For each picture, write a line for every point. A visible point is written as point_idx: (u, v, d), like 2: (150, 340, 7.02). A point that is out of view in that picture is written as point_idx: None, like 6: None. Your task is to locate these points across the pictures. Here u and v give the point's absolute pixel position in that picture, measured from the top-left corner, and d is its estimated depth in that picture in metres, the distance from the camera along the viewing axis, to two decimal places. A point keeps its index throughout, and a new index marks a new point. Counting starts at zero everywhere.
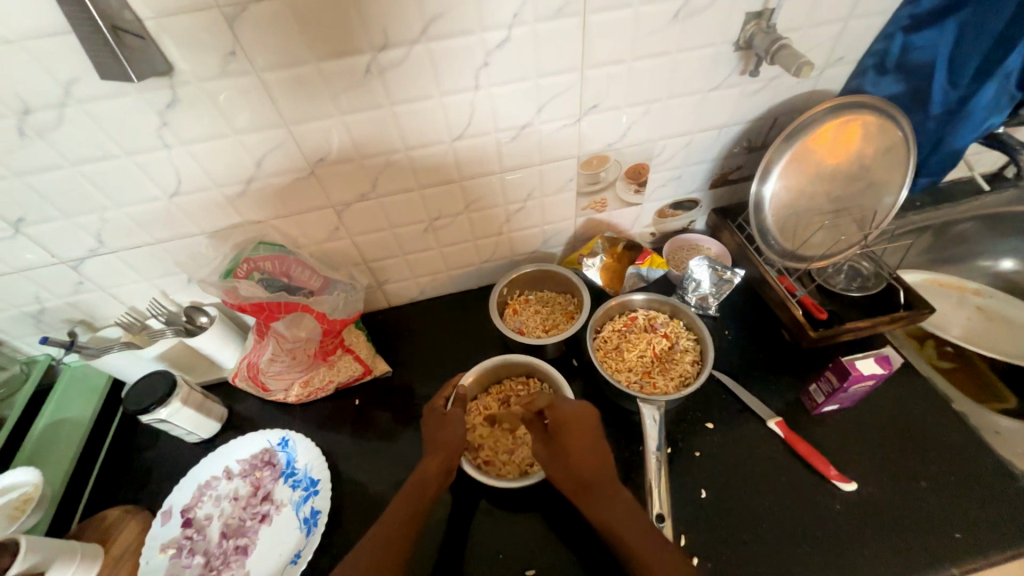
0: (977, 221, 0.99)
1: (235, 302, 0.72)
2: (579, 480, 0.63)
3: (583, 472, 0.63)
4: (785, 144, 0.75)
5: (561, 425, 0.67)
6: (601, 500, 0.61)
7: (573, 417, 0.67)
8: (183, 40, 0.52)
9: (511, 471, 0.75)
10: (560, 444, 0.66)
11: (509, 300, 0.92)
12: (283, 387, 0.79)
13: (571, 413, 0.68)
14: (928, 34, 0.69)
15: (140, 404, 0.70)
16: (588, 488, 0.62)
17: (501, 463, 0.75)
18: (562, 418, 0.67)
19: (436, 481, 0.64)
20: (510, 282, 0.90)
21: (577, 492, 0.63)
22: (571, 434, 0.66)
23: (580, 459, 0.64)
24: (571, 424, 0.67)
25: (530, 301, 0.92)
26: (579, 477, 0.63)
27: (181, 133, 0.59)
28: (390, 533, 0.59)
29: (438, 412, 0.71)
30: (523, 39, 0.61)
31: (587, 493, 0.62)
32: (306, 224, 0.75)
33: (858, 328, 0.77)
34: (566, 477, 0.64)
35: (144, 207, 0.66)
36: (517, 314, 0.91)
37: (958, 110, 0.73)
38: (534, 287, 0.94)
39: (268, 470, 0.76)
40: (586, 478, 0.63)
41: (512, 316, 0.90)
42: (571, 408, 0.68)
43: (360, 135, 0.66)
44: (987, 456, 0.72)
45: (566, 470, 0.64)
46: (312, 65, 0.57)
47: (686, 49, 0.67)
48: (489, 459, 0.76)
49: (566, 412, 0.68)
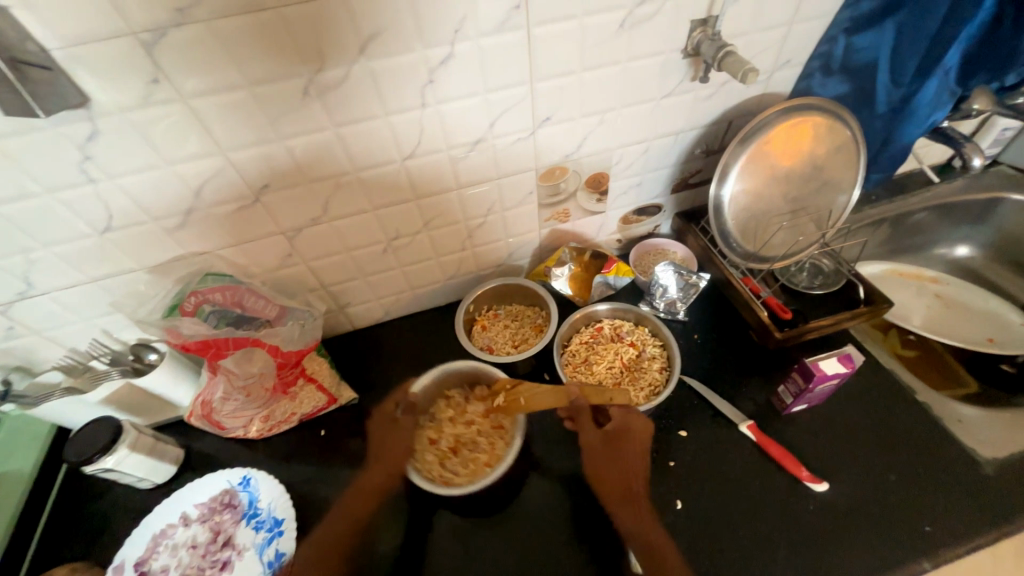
0: (931, 212, 1.02)
1: (179, 341, 0.69)
2: (623, 489, 0.68)
3: (630, 482, 0.68)
4: (740, 147, 0.76)
5: (624, 432, 0.70)
6: (638, 513, 0.66)
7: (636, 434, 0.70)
8: (100, 68, 0.48)
9: (454, 477, 0.73)
10: (620, 449, 0.70)
11: (478, 316, 0.91)
12: (241, 425, 0.76)
13: (636, 429, 0.70)
14: (869, 35, 0.71)
15: (83, 456, 0.66)
16: (629, 496, 0.67)
17: (447, 470, 0.73)
18: (626, 426, 0.70)
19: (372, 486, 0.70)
20: (477, 298, 0.89)
21: (616, 496, 0.68)
22: (633, 446, 0.70)
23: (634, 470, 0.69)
24: (634, 435, 0.70)
25: (499, 316, 0.91)
26: (624, 486, 0.68)
27: (107, 167, 0.56)
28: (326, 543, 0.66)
29: (388, 418, 0.76)
30: (468, 54, 0.59)
31: (628, 501, 0.67)
32: (256, 252, 0.72)
33: (821, 326, 0.77)
34: (612, 481, 0.68)
35: (73, 245, 0.62)
36: (486, 330, 0.89)
37: (902, 108, 0.74)
38: (503, 301, 0.93)
39: (228, 514, 0.72)
40: (629, 488, 0.68)
41: (481, 332, 0.89)
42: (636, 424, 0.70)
43: (304, 159, 0.63)
44: (952, 445, 0.73)
45: (615, 478, 0.69)
46: (245, 90, 0.54)
47: (635, 58, 0.67)
48: (443, 462, 0.75)
49: (632, 426, 0.70)
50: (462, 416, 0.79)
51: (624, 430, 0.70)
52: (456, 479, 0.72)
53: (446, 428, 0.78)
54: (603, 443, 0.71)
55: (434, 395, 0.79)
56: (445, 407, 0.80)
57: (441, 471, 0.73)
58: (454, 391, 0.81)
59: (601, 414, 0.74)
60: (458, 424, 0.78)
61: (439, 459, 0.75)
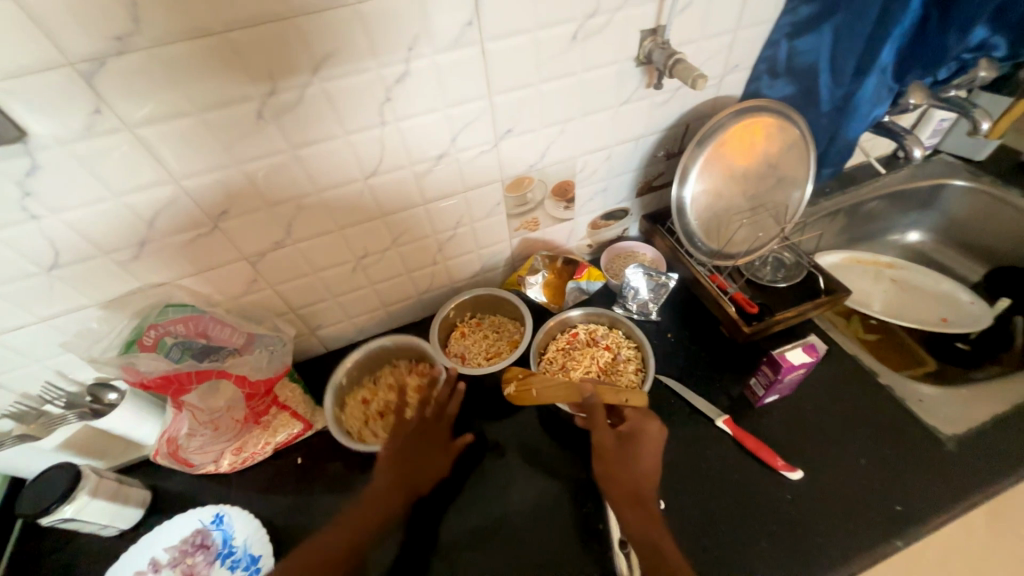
0: (882, 201, 1.07)
1: (137, 378, 0.66)
2: (634, 491, 0.63)
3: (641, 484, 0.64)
4: (698, 149, 0.78)
5: (637, 434, 0.67)
6: (647, 516, 0.61)
7: (651, 438, 0.67)
8: (37, 101, 0.47)
9: (368, 437, 0.77)
10: (632, 450, 0.66)
11: (459, 323, 0.91)
12: (211, 459, 0.73)
13: (652, 433, 0.67)
14: (808, 39, 0.75)
15: (39, 506, 0.62)
16: (640, 498, 0.63)
17: (368, 430, 0.78)
18: (645, 429, 0.67)
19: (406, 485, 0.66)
20: (459, 306, 0.90)
21: (624, 496, 0.63)
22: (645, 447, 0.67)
23: (646, 471, 0.65)
24: (648, 437, 0.67)
25: (481, 325, 0.91)
26: (635, 487, 0.64)
27: (50, 202, 0.53)
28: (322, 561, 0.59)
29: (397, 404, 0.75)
30: (424, 71, 0.60)
31: (638, 502, 0.63)
32: (218, 280, 0.70)
33: (786, 318, 0.80)
34: (621, 478, 0.65)
35: (17, 285, 0.58)
36: (464, 338, 0.89)
37: (846, 105, 0.77)
38: (487, 311, 0.93)
39: (201, 555, 0.69)
40: (640, 490, 0.64)
41: (458, 339, 0.89)
42: (653, 432, 0.67)
43: (262, 182, 0.62)
44: (915, 424, 0.76)
45: (625, 479, 0.64)
46: (194, 117, 0.53)
47: (590, 69, 0.68)
48: (367, 422, 0.79)
49: (649, 427, 0.68)
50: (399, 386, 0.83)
51: (640, 432, 0.67)
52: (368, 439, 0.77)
53: (382, 393, 0.82)
54: (615, 442, 0.67)
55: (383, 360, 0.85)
56: (391, 374, 0.85)
57: (360, 429, 0.78)
58: (399, 360, 0.86)
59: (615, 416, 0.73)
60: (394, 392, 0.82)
61: (365, 418, 0.80)
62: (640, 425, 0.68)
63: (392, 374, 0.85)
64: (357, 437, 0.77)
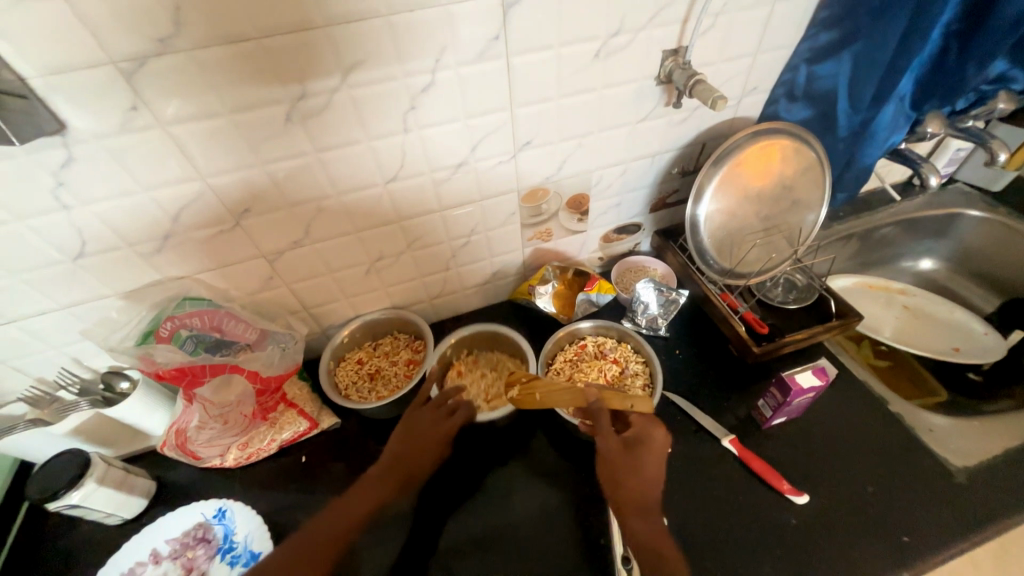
0: (895, 227, 1.06)
1: (153, 369, 0.68)
2: (642, 500, 0.62)
3: (645, 493, 0.62)
4: (713, 168, 0.79)
5: (643, 440, 0.65)
6: (653, 526, 0.60)
7: (656, 444, 0.65)
8: (78, 96, 0.48)
9: (354, 394, 0.82)
10: (637, 459, 0.64)
11: (455, 360, 0.85)
12: (217, 454, 0.73)
13: (659, 440, 0.65)
14: (828, 65, 0.76)
15: (47, 491, 0.63)
16: (648, 508, 0.61)
17: (356, 389, 0.82)
18: (649, 435, 0.65)
19: (400, 474, 0.66)
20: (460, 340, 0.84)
21: (630, 505, 0.62)
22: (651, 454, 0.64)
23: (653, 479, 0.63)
24: (655, 443, 0.65)
25: (478, 363, 0.86)
26: (640, 495, 0.62)
27: (81, 193, 0.55)
28: (323, 537, 0.58)
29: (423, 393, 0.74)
30: (449, 82, 0.61)
31: (642, 510, 0.61)
32: (236, 276, 0.71)
33: (796, 339, 0.80)
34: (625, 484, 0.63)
35: (42, 272, 0.60)
36: (461, 377, 0.83)
37: (863, 132, 0.78)
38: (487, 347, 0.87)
39: (202, 548, 0.69)
40: (647, 500, 0.62)
41: (455, 377, 0.83)
42: (654, 437, 0.65)
43: (286, 183, 0.63)
44: (924, 454, 0.75)
45: (630, 487, 0.62)
46: (225, 117, 0.54)
47: (611, 86, 0.70)
48: (357, 381, 0.83)
49: (653, 433, 0.65)
50: (393, 357, 0.86)
51: (644, 438, 0.65)
52: (353, 397, 0.82)
53: (377, 358, 0.86)
54: (619, 445, 0.65)
55: (387, 328, 0.88)
56: (390, 343, 0.88)
57: (350, 387, 0.83)
58: (402, 334, 0.89)
59: (621, 421, 0.70)
60: (388, 361, 0.86)
61: (356, 378, 0.84)
62: (642, 429, 0.66)
63: (391, 343, 0.88)
64: (345, 394, 0.82)
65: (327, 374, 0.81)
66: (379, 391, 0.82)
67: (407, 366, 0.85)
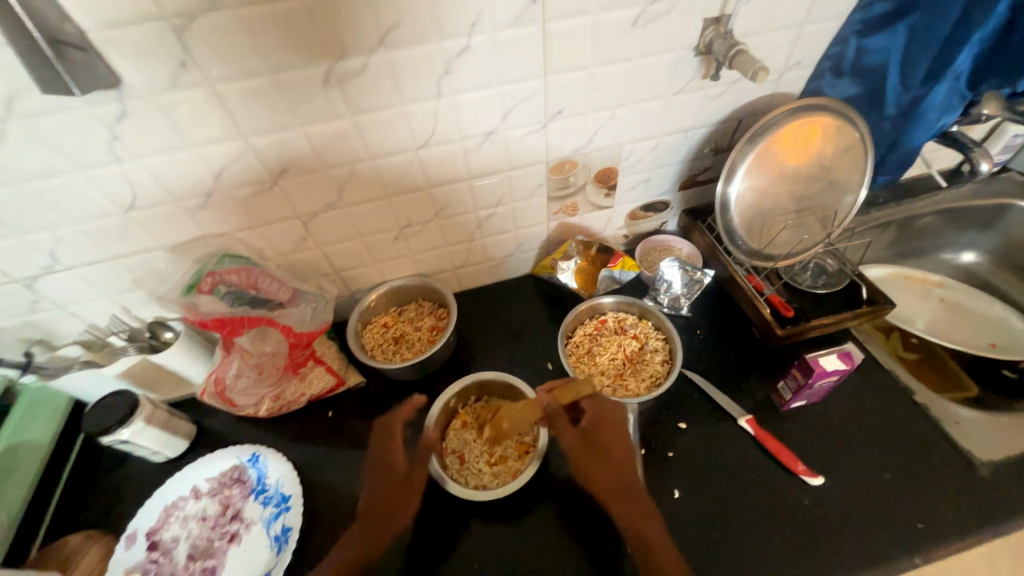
0: (938, 216, 1.02)
1: (197, 318, 0.71)
2: (614, 485, 0.67)
3: (617, 477, 0.67)
4: (748, 146, 0.77)
5: (600, 425, 0.71)
6: (632, 506, 0.65)
7: (612, 421, 0.71)
8: (132, 51, 0.50)
9: (379, 355, 0.85)
10: (600, 441, 0.69)
11: (460, 410, 0.80)
12: (252, 403, 0.77)
13: (612, 416, 0.71)
14: (880, 38, 0.72)
15: (101, 425, 0.68)
16: (622, 490, 0.66)
17: (381, 351, 0.86)
18: (604, 416, 0.71)
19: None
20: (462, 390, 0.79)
21: (608, 492, 0.66)
22: (611, 436, 0.70)
23: (619, 462, 0.68)
24: (611, 423, 0.71)
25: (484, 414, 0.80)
26: (611, 478, 0.67)
27: (133, 147, 0.58)
28: None
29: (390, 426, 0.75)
30: (484, 47, 0.61)
31: (616, 493, 0.66)
32: (272, 236, 0.74)
33: (823, 324, 0.78)
34: (596, 471, 0.67)
35: (98, 223, 0.64)
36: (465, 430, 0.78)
37: (911, 111, 0.75)
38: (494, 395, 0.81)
39: (238, 488, 0.74)
40: (619, 483, 0.67)
41: (458, 430, 0.78)
42: (608, 413, 0.72)
43: (322, 146, 0.65)
44: (949, 445, 0.74)
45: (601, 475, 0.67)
46: (267, 76, 0.56)
47: (647, 55, 0.68)
48: (382, 343, 0.87)
49: (606, 412, 0.72)
50: (418, 323, 0.89)
51: (601, 421, 0.71)
52: (378, 358, 0.85)
53: (402, 323, 0.89)
54: (580, 439, 0.69)
55: (412, 295, 0.91)
56: (415, 309, 0.90)
57: (376, 348, 0.86)
58: (426, 302, 0.91)
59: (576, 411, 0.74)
60: (412, 327, 0.88)
61: (381, 341, 0.87)
62: (596, 414, 0.71)
63: (416, 309, 0.90)
64: (371, 355, 0.85)
65: (355, 335, 0.84)
66: (404, 354, 0.85)
67: (430, 333, 0.87)
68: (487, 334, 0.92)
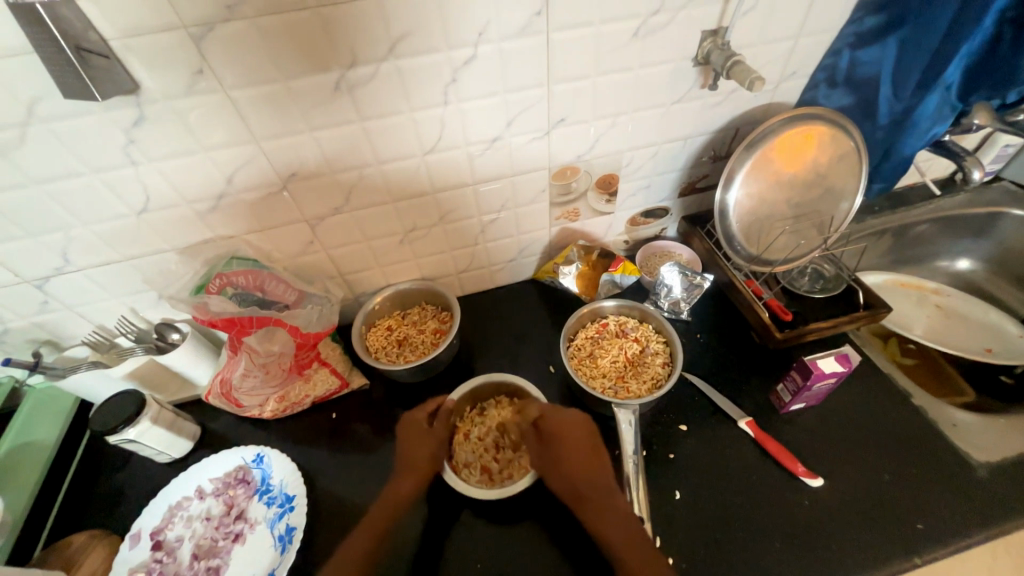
0: (933, 224, 1.04)
1: (206, 317, 0.71)
2: (580, 492, 0.64)
3: (584, 482, 0.64)
4: (746, 153, 0.78)
5: (556, 433, 0.68)
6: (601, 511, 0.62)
7: (570, 426, 0.68)
8: (151, 58, 0.52)
9: (384, 357, 0.86)
10: (557, 450, 0.67)
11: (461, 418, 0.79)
12: (257, 403, 0.78)
13: (567, 420, 0.69)
14: (872, 50, 0.75)
15: (108, 425, 0.69)
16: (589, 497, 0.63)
17: (386, 353, 0.87)
18: (559, 426, 0.68)
19: None
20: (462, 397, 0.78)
21: (576, 501, 0.64)
22: (568, 443, 0.67)
23: (581, 470, 0.65)
24: (568, 428, 0.68)
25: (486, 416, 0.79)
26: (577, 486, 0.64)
27: (149, 151, 0.60)
28: None
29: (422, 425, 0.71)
30: (489, 56, 0.63)
31: (588, 502, 0.63)
32: (279, 238, 0.75)
33: (821, 327, 0.80)
34: (560, 483, 0.65)
35: (111, 224, 0.65)
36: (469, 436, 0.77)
37: (904, 120, 0.77)
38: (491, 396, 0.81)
39: (242, 488, 0.74)
40: (586, 489, 0.64)
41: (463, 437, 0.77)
42: (565, 419, 0.69)
43: (332, 151, 0.67)
44: (946, 447, 0.75)
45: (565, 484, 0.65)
46: (281, 83, 0.58)
47: (648, 65, 0.70)
48: (386, 346, 0.87)
49: (562, 419, 0.69)
50: (421, 326, 0.90)
51: (557, 431, 0.68)
52: (383, 360, 0.86)
53: (406, 326, 0.90)
54: (541, 455, 0.69)
55: (415, 299, 0.92)
56: (418, 313, 0.91)
57: (380, 351, 0.87)
58: (429, 305, 0.92)
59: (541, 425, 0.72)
60: (416, 330, 0.89)
61: (385, 343, 0.88)
62: (550, 425, 0.69)
63: (419, 313, 0.91)
64: (376, 357, 0.86)
65: (360, 337, 0.85)
66: (409, 356, 0.86)
67: (433, 336, 0.88)
68: (490, 337, 0.94)
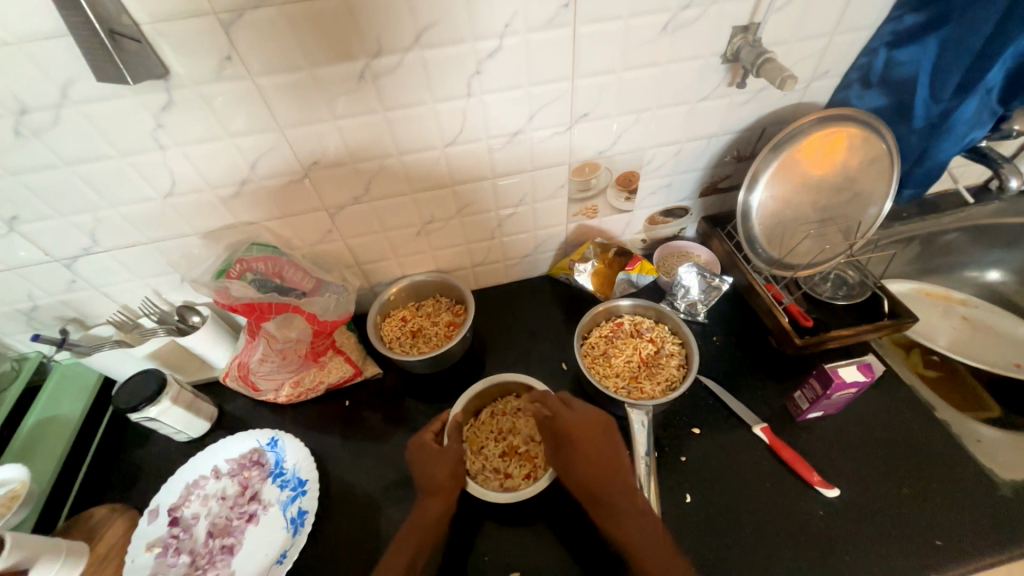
0: (964, 233, 1.00)
1: (226, 302, 0.73)
2: (591, 489, 0.64)
3: (594, 480, 0.64)
4: (772, 154, 0.77)
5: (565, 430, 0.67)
6: (613, 508, 0.62)
7: (581, 424, 0.67)
8: (181, 44, 0.53)
9: (398, 347, 0.87)
10: (569, 451, 0.66)
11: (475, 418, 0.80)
12: (273, 387, 0.80)
13: (575, 417, 0.68)
14: (911, 49, 0.71)
15: (130, 403, 0.71)
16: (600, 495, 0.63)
17: (399, 343, 0.87)
18: (570, 425, 0.67)
19: None
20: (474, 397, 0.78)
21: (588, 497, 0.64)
22: (577, 440, 0.66)
23: (590, 467, 0.64)
24: (577, 426, 0.67)
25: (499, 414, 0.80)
26: (588, 484, 0.64)
27: (177, 135, 0.60)
28: None
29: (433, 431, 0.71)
30: (514, 48, 0.62)
31: (598, 500, 0.63)
32: (299, 226, 0.76)
33: (842, 335, 0.78)
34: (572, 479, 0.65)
35: (139, 207, 0.67)
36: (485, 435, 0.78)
37: (940, 124, 0.74)
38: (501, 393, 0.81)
39: (256, 470, 0.76)
40: (597, 486, 0.64)
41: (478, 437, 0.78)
42: (578, 416, 0.68)
43: (354, 141, 0.67)
44: (969, 463, 0.73)
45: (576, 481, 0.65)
46: (306, 71, 0.58)
47: (675, 61, 0.69)
48: (401, 336, 0.88)
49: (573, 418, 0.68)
50: (436, 317, 0.90)
51: (568, 430, 0.67)
52: (397, 349, 0.86)
53: (421, 317, 0.90)
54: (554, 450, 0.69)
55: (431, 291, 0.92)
56: (433, 304, 0.92)
57: (395, 341, 0.87)
58: (444, 297, 0.92)
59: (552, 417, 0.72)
60: (430, 321, 0.90)
61: (400, 334, 0.88)
62: (562, 425, 0.67)
63: (433, 305, 0.92)
64: (390, 346, 0.87)
65: (375, 326, 0.86)
66: (422, 347, 0.87)
67: (447, 328, 0.88)
68: (503, 332, 0.93)
